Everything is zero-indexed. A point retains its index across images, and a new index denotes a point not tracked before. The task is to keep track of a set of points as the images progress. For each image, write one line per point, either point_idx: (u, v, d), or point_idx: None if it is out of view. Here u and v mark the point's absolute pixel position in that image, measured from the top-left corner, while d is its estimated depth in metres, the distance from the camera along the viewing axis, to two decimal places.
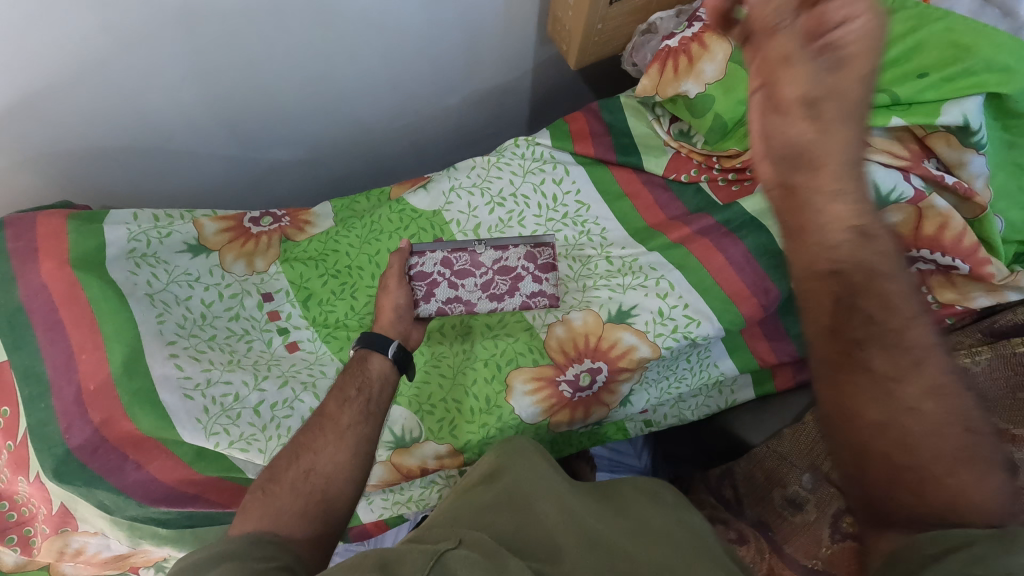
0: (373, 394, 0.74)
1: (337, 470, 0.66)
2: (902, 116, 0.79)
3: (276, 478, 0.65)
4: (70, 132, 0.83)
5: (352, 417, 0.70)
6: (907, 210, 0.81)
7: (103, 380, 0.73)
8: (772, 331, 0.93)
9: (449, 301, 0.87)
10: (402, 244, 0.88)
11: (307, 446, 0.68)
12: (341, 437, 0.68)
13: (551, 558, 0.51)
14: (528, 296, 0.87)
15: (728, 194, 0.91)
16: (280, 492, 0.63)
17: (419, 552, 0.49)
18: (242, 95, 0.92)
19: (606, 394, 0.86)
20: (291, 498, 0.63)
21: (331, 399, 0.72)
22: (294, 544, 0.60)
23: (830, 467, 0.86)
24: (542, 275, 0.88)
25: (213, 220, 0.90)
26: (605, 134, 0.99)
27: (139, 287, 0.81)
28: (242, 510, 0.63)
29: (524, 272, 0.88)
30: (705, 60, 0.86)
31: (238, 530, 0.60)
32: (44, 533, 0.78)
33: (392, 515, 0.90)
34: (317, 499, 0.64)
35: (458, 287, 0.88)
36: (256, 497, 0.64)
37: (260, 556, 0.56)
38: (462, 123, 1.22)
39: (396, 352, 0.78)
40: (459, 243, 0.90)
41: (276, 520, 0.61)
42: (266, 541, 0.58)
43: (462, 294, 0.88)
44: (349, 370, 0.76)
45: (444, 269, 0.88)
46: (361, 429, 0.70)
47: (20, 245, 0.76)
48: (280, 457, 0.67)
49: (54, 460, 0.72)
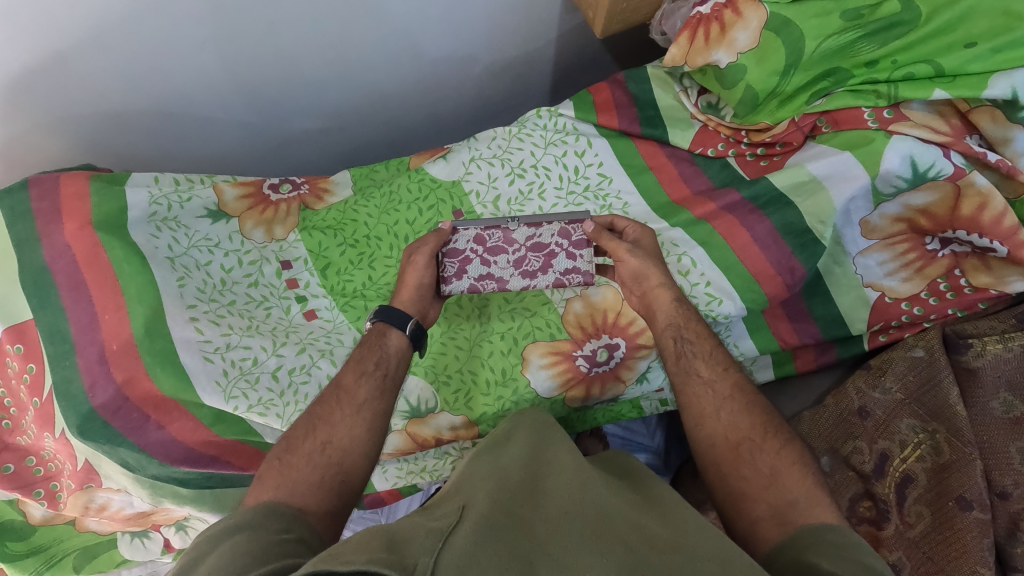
0: (390, 369, 0.73)
1: (353, 444, 0.67)
2: (945, 89, 0.76)
3: (292, 449, 0.66)
4: (91, 95, 0.83)
5: (370, 393, 0.70)
6: (944, 188, 0.78)
7: (125, 341, 0.74)
8: (795, 312, 0.91)
9: (482, 279, 0.81)
10: (443, 226, 0.80)
11: (324, 420, 0.68)
12: (357, 411, 0.69)
13: (544, 540, 0.50)
14: (562, 273, 0.81)
15: (757, 169, 0.89)
16: (298, 463, 0.64)
17: (426, 534, 0.50)
18: (262, 59, 0.91)
19: (622, 370, 0.85)
20: (308, 470, 0.64)
21: (348, 370, 0.72)
22: (310, 516, 0.60)
23: (850, 451, 0.83)
24: (577, 252, 0.81)
25: (233, 185, 0.90)
26: (630, 106, 0.97)
27: (160, 251, 0.81)
28: (258, 480, 0.64)
29: (558, 249, 0.81)
30: (738, 28, 0.82)
31: (255, 500, 0.62)
32: (70, 488, 0.80)
33: (406, 484, 0.91)
34: (333, 471, 0.65)
35: (491, 264, 0.81)
36: (272, 467, 0.65)
37: (276, 528, 0.57)
38: (482, 93, 1.20)
39: (413, 328, 0.76)
40: (492, 218, 0.81)
41: (293, 491, 0.62)
42: (280, 513, 0.59)
43: (495, 271, 0.81)
44: (366, 342, 0.75)
45: (477, 245, 0.81)
46: (378, 405, 0.70)
47: (44, 205, 0.77)
48: (296, 427, 0.68)
49: (77, 417, 0.73)
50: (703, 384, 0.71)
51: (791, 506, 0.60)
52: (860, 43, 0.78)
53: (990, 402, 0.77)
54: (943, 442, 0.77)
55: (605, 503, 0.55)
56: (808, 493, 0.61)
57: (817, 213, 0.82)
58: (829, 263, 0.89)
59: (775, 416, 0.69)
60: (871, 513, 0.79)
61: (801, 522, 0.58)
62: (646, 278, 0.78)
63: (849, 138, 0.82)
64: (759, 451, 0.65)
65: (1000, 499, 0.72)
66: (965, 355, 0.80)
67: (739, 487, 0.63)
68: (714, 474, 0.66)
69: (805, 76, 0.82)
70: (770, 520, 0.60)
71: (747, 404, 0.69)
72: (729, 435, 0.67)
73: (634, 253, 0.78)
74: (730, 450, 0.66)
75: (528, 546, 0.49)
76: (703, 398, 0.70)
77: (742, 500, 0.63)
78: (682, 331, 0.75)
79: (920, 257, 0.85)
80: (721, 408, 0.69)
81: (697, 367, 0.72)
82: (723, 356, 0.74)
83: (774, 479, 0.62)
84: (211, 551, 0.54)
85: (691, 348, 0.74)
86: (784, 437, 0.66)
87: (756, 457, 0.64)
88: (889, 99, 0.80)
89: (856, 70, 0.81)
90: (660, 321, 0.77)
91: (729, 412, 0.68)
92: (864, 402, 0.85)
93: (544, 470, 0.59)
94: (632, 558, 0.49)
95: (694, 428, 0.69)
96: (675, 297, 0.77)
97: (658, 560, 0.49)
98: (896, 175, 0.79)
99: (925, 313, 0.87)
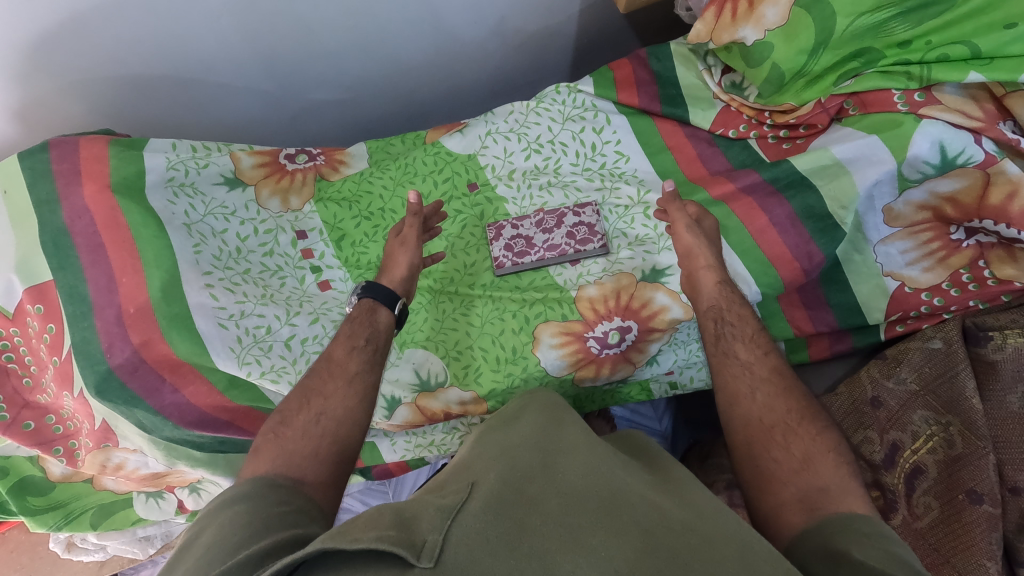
0: (381, 345, 0.74)
1: (349, 413, 0.66)
2: (981, 71, 0.73)
3: (287, 422, 0.65)
4: (110, 56, 0.83)
5: (361, 365, 0.71)
6: (973, 176, 0.75)
7: (142, 304, 0.75)
8: (811, 300, 0.90)
9: (511, 238, 0.88)
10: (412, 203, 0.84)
11: (316, 391, 0.68)
12: (349, 382, 0.69)
13: (554, 518, 0.50)
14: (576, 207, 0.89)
15: (778, 152, 0.87)
16: (293, 436, 0.63)
17: (435, 512, 0.51)
18: (279, 23, 0.90)
19: (633, 353, 0.84)
20: (304, 442, 0.63)
21: (339, 345, 0.73)
22: (306, 487, 0.60)
23: (860, 441, 0.83)
24: (581, 210, 0.88)
25: (249, 153, 0.91)
26: (651, 83, 0.95)
27: (177, 217, 0.82)
28: (254, 453, 0.64)
29: (566, 210, 0.88)
30: (766, 4, 0.79)
31: (252, 472, 0.61)
32: (87, 447, 0.82)
33: (414, 457, 0.92)
34: (329, 442, 0.64)
35: (519, 225, 0.89)
36: (269, 440, 0.64)
37: (277, 500, 0.56)
38: (502, 68, 1.18)
39: (401, 308, 0.78)
40: (530, 245, 0.87)
41: (290, 462, 0.61)
42: (278, 484, 0.58)
43: (524, 226, 0.89)
44: (356, 318, 0.75)
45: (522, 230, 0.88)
46: (368, 378, 0.70)
47: (64, 167, 0.78)
48: (289, 400, 0.67)
49: (95, 377, 0.74)
50: (740, 365, 0.69)
51: (822, 492, 0.57)
52: (893, 22, 0.75)
53: (1007, 397, 0.73)
54: (956, 435, 0.75)
55: (619, 482, 0.55)
56: (841, 482, 0.58)
57: (840, 198, 0.80)
58: (849, 250, 0.87)
59: (813, 402, 0.66)
60: (880, 502, 0.81)
61: (833, 509, 0.55)
62: (693, 258, 0.79)
63: (875, 122, 0.80)
64: (794, 434, 0.62)
65: (1012, 494, 0.69)
66: (984, 348, 0.76)
67: (769, 468, 0.61)
68: (743, 452, 0.64)
69: (834, 56, 0.79)
70: (796, 504, 0.58)
71: (785, 387, 0.67)
72: (763, 417, 0.64)
73: (691, 231, 0.79)
74: (763, 432, 0.63)
75: (537, 520, 0.49)
76: (740, 379, 0.68)
77: (771, 482, 0.60)
78: (723, 314, 0.74)
79: (943, 246, 0.84)
80: (756, 389, 0.67)
81: (736, 349, 0.71)
82: (764, 339, 0.72)
83: (807, 464, 0.60)
84: (211, 523, 0.54)
85: (730, 330, 0.73)
86: (823, 425, 0.63)
87: (791, 440, 0.62)
88: (920, 81, 0.77)
89: (888, 50, 0.78)
90: (702, 303, 0.77)
91: (765, 394, 0.66)
92: (878, 392, 0.84)
93: (557, 447, 0.59)
94: (651, 543, 0.48)
95: (727, 409, 0.68)
96: (719, 279, 0.77)
97: (678, 543, 0.48)
98: (923, 161, 0.76)
99: (944, 305, 0.85)
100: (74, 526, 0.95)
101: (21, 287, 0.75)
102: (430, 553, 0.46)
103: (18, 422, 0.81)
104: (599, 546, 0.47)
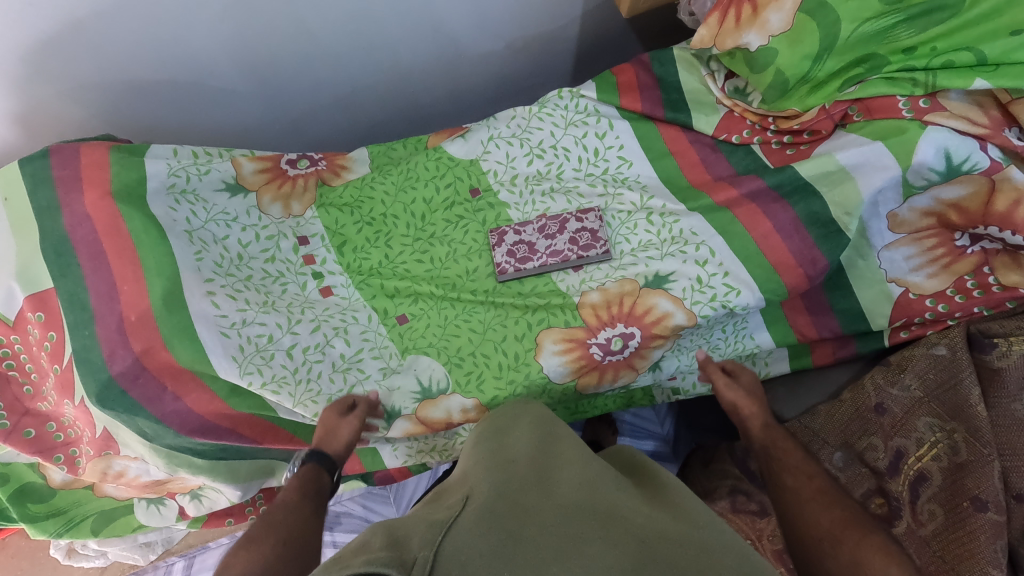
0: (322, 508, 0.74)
1: (302, 525, 0.68)
2: (987, 78, 0.73)
3: (255, 539, 0.64)
4: (109, 61, 0.83)
5: (313, 509, 0.72)
6: (978, 183, 0.75)
7: (142, 312, 0.74)
8: (815, 305, 0.91)
9: (514, 243, 0.88)
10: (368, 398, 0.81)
11: (271, 519, 0.67)
12: (302, 510, 0.70)
13: (551, 528, 0.49)
14: (578, 213, 0.88)
15: (782, 157, 0.87)
16: (259, 549, 0.62)
17: (427, 527, 0.51)
18: (280, 28, 0.89)
19: (636, 359, 0.84)
20: (271, 555, 0.61)
21: (288, 495, 0.73)
22: None
23: (864, 447, 0.84)
24: (584, 215, 0.88)
25: (251, 159, 0.91)
26: (655, 88, 0.95)
27: (178, 223, 0.82)
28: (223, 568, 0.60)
29: (569, 216, 0.88)
30: (770, 9, 0.78)
31: None
32: (88, 455, 0.81)
33: (415, 462, 0.92)
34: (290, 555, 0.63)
35: (521, 232, 0.88)
36: (238, 555, 0.62)
37: None
38: (504, 71, 1.18)
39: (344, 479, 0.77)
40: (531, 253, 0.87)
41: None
42: None
43: (526, 235, 0.88)
44: (297, 482, 0.75)
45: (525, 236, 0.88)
46: (318, 520, 0.71)
47: (65, 174, 0.78)
48: (252, 527, 0.66)
49: (96, 385, 0.73)
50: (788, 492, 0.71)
51: None
52: (898, 28, 0.75)
53: (1013, 404, 0.73)
54: (961, 442, 0.75)
55: (614, 495, 0.55)
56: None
57: (844, 205, 0.80)
58: (852, 256, 0.88)
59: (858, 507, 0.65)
60: (884, 510, 0.80)
61: None
62: (739, 408, 0.86)
63: (880, 128, 0.80)
64: (839, 543, 0.61)
65: (1018, 501, 0.69)
66: (989, 355, 0.76)
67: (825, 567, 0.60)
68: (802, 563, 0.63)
69: (838, 62, 0.79)
70: None
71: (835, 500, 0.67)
72: (814, 527, 0.64)
73: (732, 386, 0.86)
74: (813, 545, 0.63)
75: (532, 532, 0.49)
76: (790, 499, 0.70)
77: None
78: (770, 451, 0.79)
79: (948, 253, 0.84)
80: (803, 508, 0.68)
81: (785, 479, 0.73)
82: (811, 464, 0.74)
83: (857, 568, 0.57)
84: None
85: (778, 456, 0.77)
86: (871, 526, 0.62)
87: (839, 547, 0.61)
88: (926, 88, 0.77)
89: (893, 56, 0.78)
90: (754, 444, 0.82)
91: (812, 510, 0.66)
92: (882, 399, 0.84)
93: (551, 462, 0.59)
94: (649, 550, 0.48)
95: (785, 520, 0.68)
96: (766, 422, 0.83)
97: (676, 550, 0.48)
98: (928, 168, 0.76)
99: (949, 311, 0.84)
100: (75, 533, 0.94)
101: (22, 295, 0.75)
102: (422, 567, 0.45)
103: (18, 429, 0.80)
104: (595, 555, 0.47)
